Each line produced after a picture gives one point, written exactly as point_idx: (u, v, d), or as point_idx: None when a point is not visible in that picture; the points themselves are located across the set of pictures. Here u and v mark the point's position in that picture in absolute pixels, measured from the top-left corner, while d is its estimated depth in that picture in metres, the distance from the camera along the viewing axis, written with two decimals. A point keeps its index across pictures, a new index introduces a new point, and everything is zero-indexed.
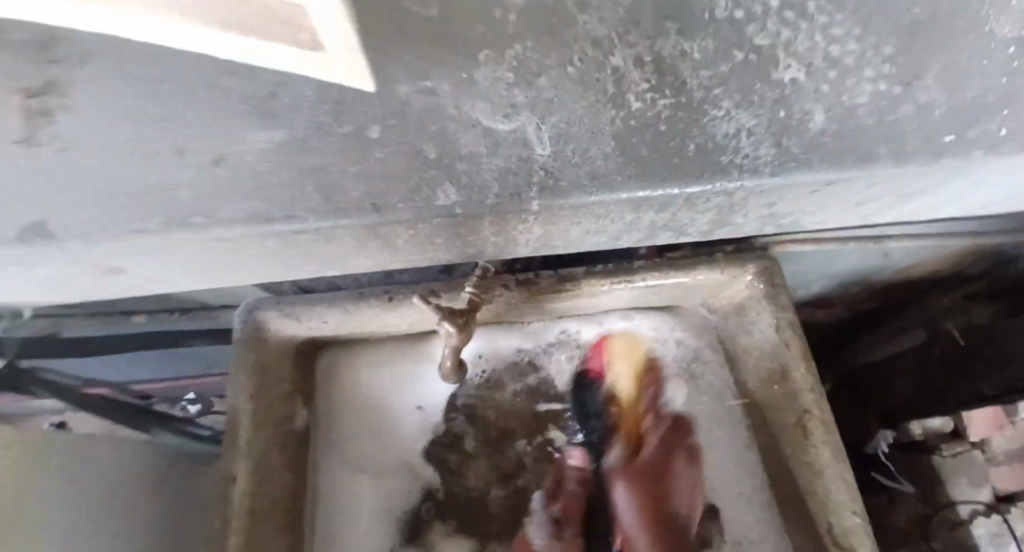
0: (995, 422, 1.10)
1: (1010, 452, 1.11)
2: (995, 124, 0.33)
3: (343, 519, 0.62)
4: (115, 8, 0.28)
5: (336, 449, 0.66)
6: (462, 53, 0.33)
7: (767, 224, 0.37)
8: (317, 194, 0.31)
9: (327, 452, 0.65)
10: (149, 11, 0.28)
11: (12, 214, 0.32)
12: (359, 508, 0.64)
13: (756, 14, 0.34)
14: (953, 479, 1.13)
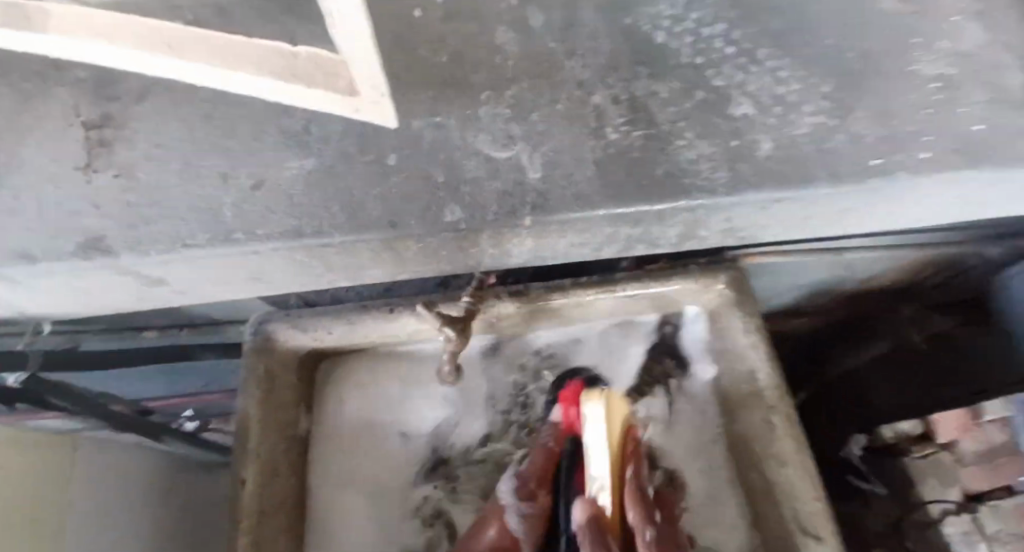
0: None
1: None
2: (918, 149, 0.39)
3: (336, 522, 0.67)
4: (179, 60, 0.33)
5: (333, 455, 0.70)
6: (468, 94, 0.40)
7: (728, 236, 0.43)
8: (341, 212, 0.37)
9: (326, 458, 0.70)
10: (207, 62, 0.33)
11: (75, 231, 0.37)
12: (350, 511, 0.68)
13: (714, 60, 0.41)
14: None
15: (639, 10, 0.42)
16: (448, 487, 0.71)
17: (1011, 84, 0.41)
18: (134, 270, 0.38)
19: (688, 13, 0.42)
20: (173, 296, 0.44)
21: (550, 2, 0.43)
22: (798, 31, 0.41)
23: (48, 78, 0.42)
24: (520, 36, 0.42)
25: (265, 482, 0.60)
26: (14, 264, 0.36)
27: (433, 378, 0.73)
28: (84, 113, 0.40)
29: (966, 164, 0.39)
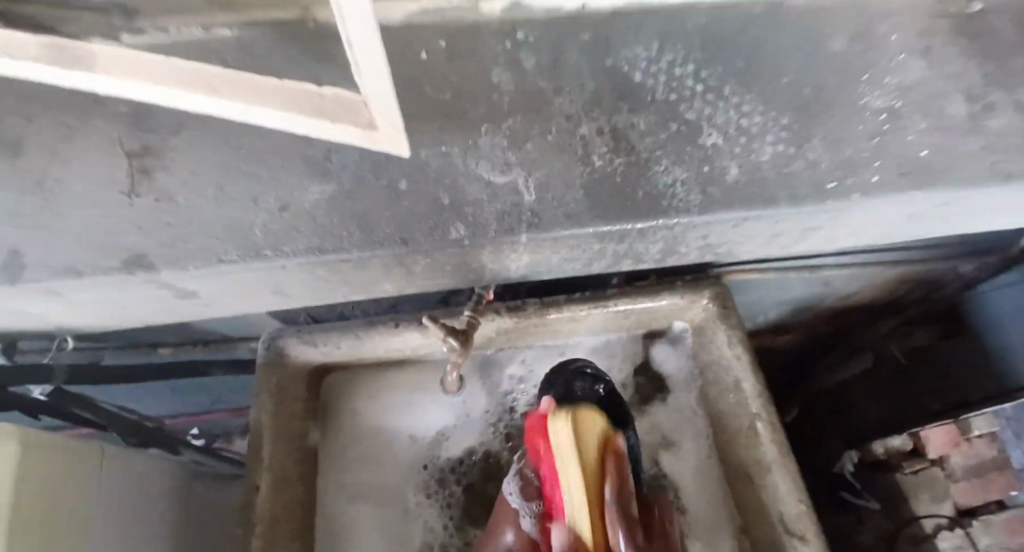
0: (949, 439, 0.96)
1: (968, 467, 0.96)
2: (867, 173, 0.44)
3: (343, 529, 0.70)
4: (227, 98, 0.38)
5: (340, 465, 0.74)
6: (469, 126, 0.45)
7: (705, 251, 0.48)
8: (358, 231, 0.41)
9: (333, 468, 0.73)
10: (248, 101, 0.38)
11: (120, 249, 0.41)
12: (358, 518, 0.71)
13: (686, 96, 0.46)
14: (916, 495, 1.05)
15: (620, 51, 0.48)
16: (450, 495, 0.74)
17: (951, 114, 0.46)
18: (172, 284, 0.42)
19: (662, 53, 0.47)
20: (201, 308, 0.48)
21: (540, 45, 0.48)
22: (761, 69, 0.47)
23: (89, 110, 0.46)
24: (515, 74, 0.47)
25: (276, 490, 0.63)
26: (65, 279, 0.40)
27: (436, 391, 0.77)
28: (126, 143, 0.44)
29: (911, 185, 0.44)
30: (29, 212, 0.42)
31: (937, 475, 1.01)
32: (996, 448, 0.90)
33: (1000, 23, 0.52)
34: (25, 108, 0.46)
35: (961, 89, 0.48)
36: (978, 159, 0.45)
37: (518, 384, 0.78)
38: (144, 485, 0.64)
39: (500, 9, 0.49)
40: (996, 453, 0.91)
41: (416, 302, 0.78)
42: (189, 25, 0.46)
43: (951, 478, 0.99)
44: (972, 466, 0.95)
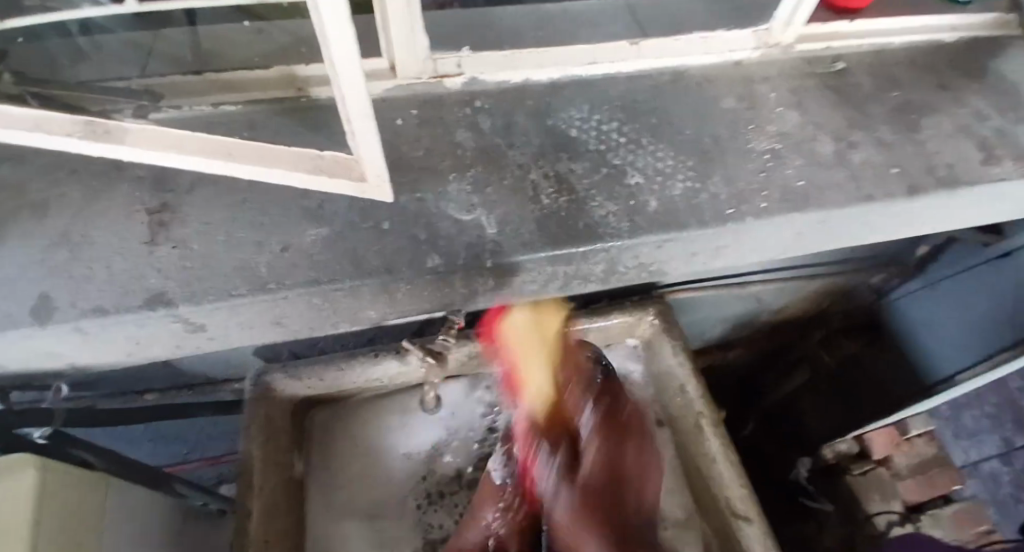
0: (892, 439, 1.08)
1: (912, 464, 1.07)
2: (759, 200, 0.55)
3: None
4: (243, 166, 0.47)
5: (328, 495, 0.78)
6: (439, 176, 0.54)
7: (640, 270, 0.58)
8: (351, 264, 0.49)
9: (320, 498, 0.78)
10: (264, 164, 0.47)
11: (142, 289, 0.47)
12: (349, 543, 0.76)
13: (613, 146, 0.57)
14: (867, 495, 1.10)
15: (559, 113, 0.59)
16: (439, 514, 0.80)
17: (821, 152, 0.59)
18: (187, 319, 0.48)
19: (592, 115, 0.59)
20: (207, 341, 0.53)
21: (493, 109, 0.59)
22: (668, 126, 0.59)
23: (111, 175, 0.53)
24: (474, 133, 0.57)
25: (267, 515, 0.68)
26: (93, 318, 0.46)
27: (415, 421, 0.84)
28: (145, 202, 0.52)
29: (794, 208, 0.55)
30: (58, 262, 0.48)
31: (883, 474, 1.10)
32: (937, 446, 1.05)
33: (854, 80, 0.66)
34: (53, 176, 0.53)
35: (827, 133, 0.61)
36: (845, 185, 0.57)
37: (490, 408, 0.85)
38: (140, 518, 0.66)
39: (460, 83, 0.60)
40: (936, 451, 1.06)
41: (393, 335, 0.85)
42: (200, 104, 0.56)
43: (894, 476, 1.08)
44: (915, 464, 1.07)
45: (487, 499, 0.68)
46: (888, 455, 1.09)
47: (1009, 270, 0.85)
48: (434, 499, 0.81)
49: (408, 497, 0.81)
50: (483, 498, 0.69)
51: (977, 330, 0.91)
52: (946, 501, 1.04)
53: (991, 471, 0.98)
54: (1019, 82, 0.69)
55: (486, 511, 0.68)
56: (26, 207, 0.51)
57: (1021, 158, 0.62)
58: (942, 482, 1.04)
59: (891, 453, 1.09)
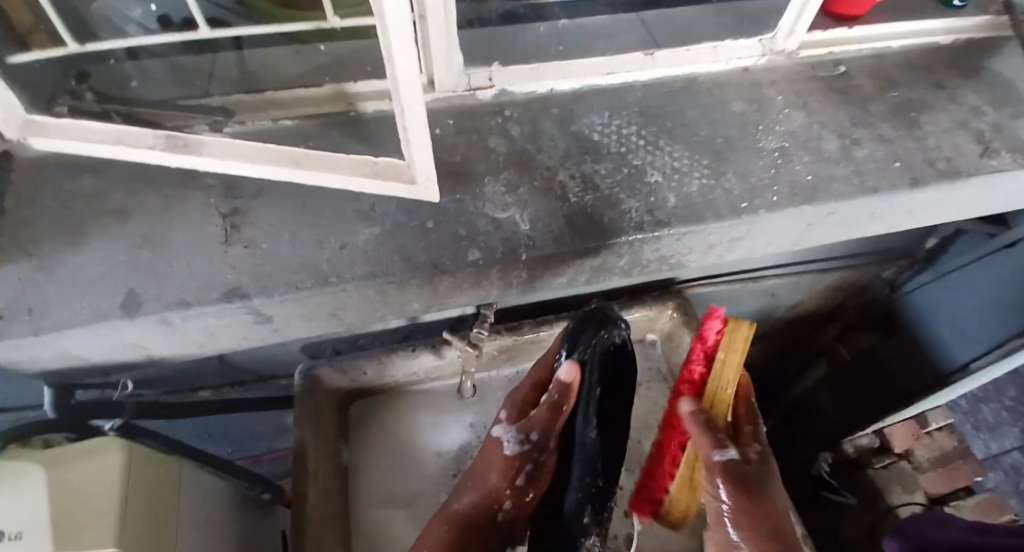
0: (913, 436, 1.22)
1: (932, 459, 1.24)
2: (770, 195, 0.60)
3: (376, 541, 0.79)
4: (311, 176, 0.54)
5: (368, 484, 0.82)
6: (475, 179, 0.60)
7: (664, 262, 0.62)
8: (400, 259, 0.55)
9: (365, 487, 0.82)
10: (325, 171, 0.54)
11: (220, 284, 0.53)
12: (387, 531, 0.79)
13: (634, 148, 0.63)
14: (889, 488, 1.27)
15: (581, 119, 0.65)
16: None
17: (826, 149, 0.64)
18: (258, 310, 0.54)
19: (613, 120, 0.65)
20: (270, 333, 0.59)
21: (522, 118, 0.65)
22: (683, 128, 0.65)
23: (185, 185, 0.59)
24: (506, 139, 0.63)
25: (319, 494, 0.74)
26: (178, 310, 0.52)
27: (449, 417, 0.87)
28: (217, 208, 0.58)
29: (802, 201, 0.60)
30: (144, 262, 0.54)
31: (906, 468, 1.27)
32: (955, 439, 1.19)
33: (856, 82, 0.71)
34: (133, 186, 0.59)
35: (832, 131, 0.65)
36: (851, 179, 0.62)
37: None
38: (210, 498, 0.72)
39: (491, 95, 0.66)
40: (956, 445, 1.20)
41: (426, 332, 0.90)
42: (259, 119, 0.62)
43: (919, 469, 1.25)
44: (937, 458, 1.23)
45: (497, 464, 0.67)
46: (909, 450, 1.26)
47: (1018, 257, 0.88)
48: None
49: (440, 493, 0.83)
50: (491, 453, 0.68)
51: (991, 318, 0.94)
52: (968, 493, 1.18)
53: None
54: (1013, 80, 0.73)
55: (494, 475, 0.67)
56: (113, 213, 0.57)
57: (1017, 150, 0.66)
58: (970, 474, 1.17)
59: (912, 447, 1.24)
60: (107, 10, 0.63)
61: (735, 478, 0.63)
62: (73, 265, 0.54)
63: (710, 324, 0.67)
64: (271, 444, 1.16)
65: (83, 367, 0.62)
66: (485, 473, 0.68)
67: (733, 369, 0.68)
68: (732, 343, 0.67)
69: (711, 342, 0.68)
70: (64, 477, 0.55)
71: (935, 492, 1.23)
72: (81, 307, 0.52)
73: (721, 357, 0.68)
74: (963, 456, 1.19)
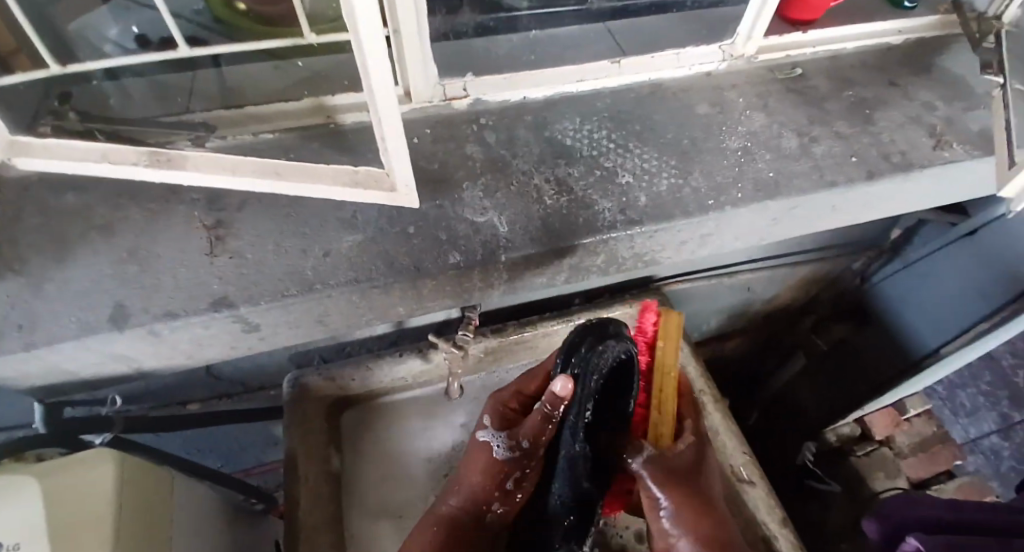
0: (891, 422, 1.29)
1: (912, 445, 1.29)
2: (736, 192, 0.63)
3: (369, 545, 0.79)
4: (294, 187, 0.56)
5: (359, 490, 0.83)
6: (454, 185, 0.62)
7: (637, 259, 0.65)
8: (383, 264, 0.57)
9: (356, 493, 0.83)
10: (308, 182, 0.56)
11: (206, 294, 0.55)
12: (380, 536, 0.80)
13: (604, 151, 0.66)
14: (873, 475, 1.26)
15: (554, 125, 0.67)
16: None
17: (787, 147, 0.67)
18: (245, 318, 0.55)
19: (584, 125, 0.68)
20: (256, 342, 0.60)
21: (496, 125, 0.67)
22: (651, 131, 0.68)
23: (169, 200, 0.61)
24: (482, 147, 0.65)
25: (312, 500, 0.76)
26: (166, 320, 0.53)
27: (437, 421, 0.89)
28: (203, 221, 0.59)
29: (765, 197, 0.63)
30: (131, 275, 0.56)
31: (888, 455, 1.28)
32: (934, 425, 1.31)
33: (813, 82, 0.75)
34: (116, 202, 0.61)
35: (791, 130, 0.69)
36: (810, 175, 0.65)
37: None
38: (202, 507, 0.73)
39: (466, 105, 0.68)
40: (934, 431, 1.31)
41: (412, 337, 0.92)
42: (241, 134, 0.64)
43: (900, 456, 1.28)
44: (917, 444, 1.30)
45: (482, 467, 0.69)
46: (890, 437, 1.30)
47: (975, 248, 0.91)
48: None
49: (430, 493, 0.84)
50: (478, 457, 0.70)
51: (954, 307, 0.98)
52: (948, 476, 1.28)
53: (994, 448, 1.33)
54: (962, 76, 0.77)
55: (479, 476, 0.69)
56: (98, 229, 0.59)
57: (967, 142, 0.70)
58: (948, 458, 1.28)
59: (893, 433, 1.30)
60: (84, 28, 0.63)
61: (656, 473, 0.66)
62: (59, 281, 0.55)
63: (648, 317, 0.78)
64: (260, 457, 1.17)
65: (73, 382, 0.63)
66: (470, 476, 0.70)
67: (673, 350, 0.76)
68: (668, 333, 0.77)
69: (650, 333, 0.78)
70: (56, 487, 0.56)
71: (916, 477, 1.27)
72: (69, 322, 0.53)
73: (661, 342, 0.77)
74: (940, 440, 1.30)
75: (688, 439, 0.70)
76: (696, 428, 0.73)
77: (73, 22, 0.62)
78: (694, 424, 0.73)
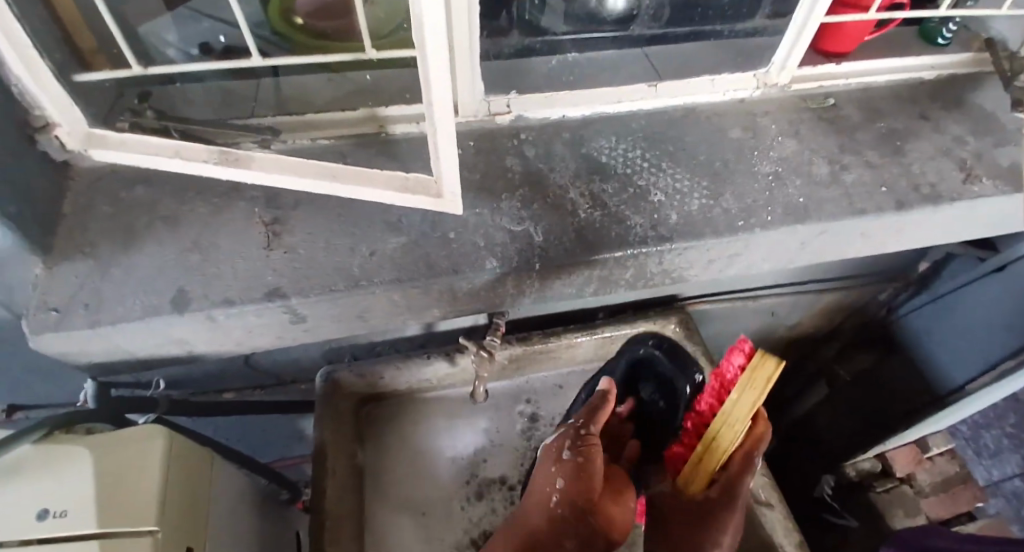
0: (913, 458, 1.27)
1: (933, 483, 1.28)
2: (765, 214, 0.65)
3: (390, 542, 0.81)
4: (348, 190, 0.60)
5: (383, 489, 0.85)
6: (493, 195, 0.66)
7: (666, 275, 0.67)
8: (424, 265, 0.60)
9: (378, 492, 0.85)
10: (362, 186, 0.60)
11: (261, 285, 0.58)
12: (402, 532, 0.82)
13: (639, 169, 0.69)
14: (892, 512, 1.26)
15: (590, 143, 0.71)
16: (480, 515, 0.85)
17: (817, 173, 0.69)
18: (294, 310, 0.59)
19: (620, 144, 0.71)
20: (301, 333, 0.64)
21: (536, 141, 0.71)
22: (683, 153, 0.70)
23: (230, 197, 0.65)
24: (522, 160, 0.69)
25: (337, 495, 0.77)
26: (223, 307, 0.57)
27: (463, 426, 0.91)
28: (260, 217, 0.64)
29: (794, 221, 0.65)
30: (192, 263, 0.60)
31: (907, 492, 1.28)
32: (957, 465, 1.29)
33: (845, 112, 0.77)
34: (182, 196, 0.65)
35: (822, 157, 0.71)
36: (840, 201, 0.67)
37: (529, 421, 0.92)
38: (237, 490, 0.76)
39: (508, 120, 0.72)
40: (958, 470, 1.29)
41: (440, 341, 0.95)
42: (298, 139, 0.68)
43: (921, 494, 1.28)
44: (938, 483, 1.28)
45: (546, 463, 0.59)
46: (912, 474, 1.28)
47: (1002, 283, 0.91)
48: (475, 499, 0.86)
49: (452, 493, 0.86)
50: (542, 462, 0.60)
51: (983, 343, 0.97)
52: (971, 517, 1.26)
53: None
54: (994, 112, 0.79)
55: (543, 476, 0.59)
56: (164, 220, 0.63)
57: (997, 177, 0.72)
58: (968, 499, 1.27)
59: (915, 471, 1.28)
60: (151, 32, 0.69)
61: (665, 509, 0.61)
62: (127, 265, 0.60)
63: (731, 359, 0.56)
64: (284, 450, 1.20)
65: (127, 362, 0.67)
66: (539, 494, 0.57)
67: (748, 408, 0.55)
68: (753, 379, 0.54)
69: (731, 377, 0.57)
70: (106, 460, 0.59)
71: (937, 516, 1.27)
72: (133, 303, 0.57)
73: (738, 392, 0.55)
74: (962, 481, 1.29)
75: (717, 492, 0.59)
76: (734, 481, 0.59)
77: (143, 26, 0.68)
78: (732, 478, 0.59)
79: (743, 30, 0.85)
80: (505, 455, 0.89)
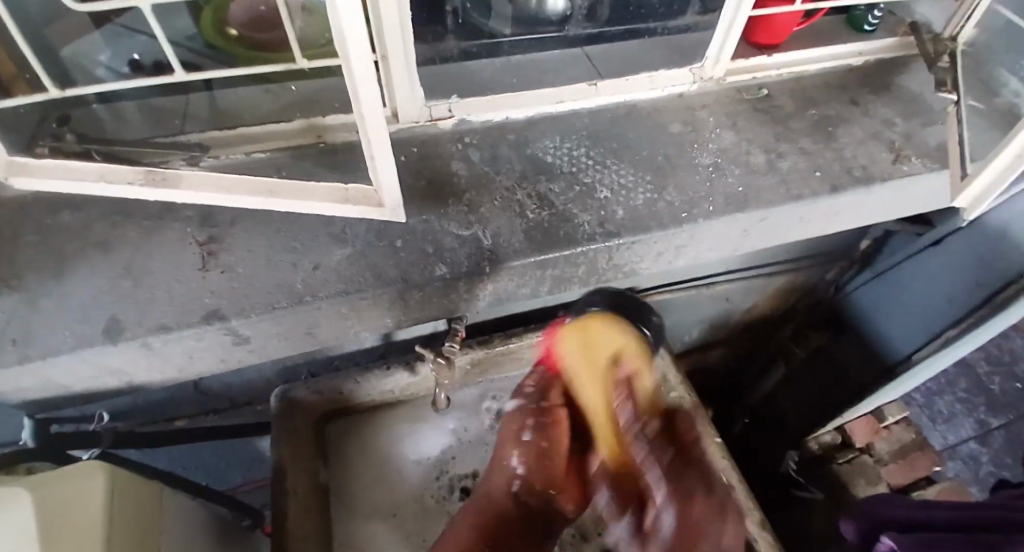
0: (870, 429, 1.31)
1: (893, 452, 1.31)
2: (707, 205, 0.66)
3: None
4: (287, 204, 0.59)
5: (348, 502, 0.84)
6: (438, 200, 0.65)
7: (616, 270, 0.67)
8: (370, 276, 0.59)
9: (343, 505, 0.83)
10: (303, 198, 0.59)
11: (199, 308, 0.56)
12: (374, 542, 0.82)
13: (583, 166, 0.69)
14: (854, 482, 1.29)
15: (535, 144, 0.71)
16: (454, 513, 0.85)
17: (755, 162, 0.71)
18: (237, 332, 0.57)
19: (564, 144, 0.71)
20: (246, 354, 0.61)
21: (480, 144, 0.71)
22: (628, 149, 0.71)
23: (163, 218, 0.63)
24: (467, 163, 0.69)
25: (300, 511, 0.75)
26: (159, 333, 0.54)
27: (429, 429, 0.90)
28: (196, 238, 0.61)
29: (735, 209, 0.66)
30: (125, 290, 0.57)
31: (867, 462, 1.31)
32: (913, 431, 1.32)
33: (780, 102, 0.79)
34: (112, 220, 0.63)
35: (759, 146, 0.73)
36: (776, 188, 0.69)
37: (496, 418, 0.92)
38: (190, 521, 0.73)
39: (451, 124, 0.72)
40: (913, 437, 1.32)
41: (400, 350, 0.94)
42: (235, 153, 0.67)
43: (880, 463, 1.31)
44: (896, 450, 1.31)
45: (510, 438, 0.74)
46: (870, 444, 1.31)
47: (940, 257, 0.94)
48: (448, 495, 0.86)
49: (423, 496, 0.86)
50: (506, 436, 0.74)
51: (921, 316, 1.00)
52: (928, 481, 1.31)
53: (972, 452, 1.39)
54: (920, 95, 0.82)
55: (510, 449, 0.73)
56: (94, 246, 0.60)
57: (926, 157, 0.75)
58: (926, 464, 1.31)
59: (872, 441, 1.31)
60: (74, 54, 0.65)
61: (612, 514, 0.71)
62: (55, 296, 0.57)
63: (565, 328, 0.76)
64: (246, 474, 1.16)
65: (64, 397, 0.63)
66: (500, 477, 0.73)
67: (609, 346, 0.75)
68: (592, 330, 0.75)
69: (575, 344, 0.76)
70: (47, 501, 0.53)
71: (897, 484, 1.30)
72: (62, 335, 0.54)
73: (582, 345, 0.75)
74: (919, 447, 1.31)
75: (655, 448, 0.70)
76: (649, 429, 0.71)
77: (67, 48, 0.64)
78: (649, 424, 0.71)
79: (677, 26, 0.87)
80: (473, 453, 0.89)
